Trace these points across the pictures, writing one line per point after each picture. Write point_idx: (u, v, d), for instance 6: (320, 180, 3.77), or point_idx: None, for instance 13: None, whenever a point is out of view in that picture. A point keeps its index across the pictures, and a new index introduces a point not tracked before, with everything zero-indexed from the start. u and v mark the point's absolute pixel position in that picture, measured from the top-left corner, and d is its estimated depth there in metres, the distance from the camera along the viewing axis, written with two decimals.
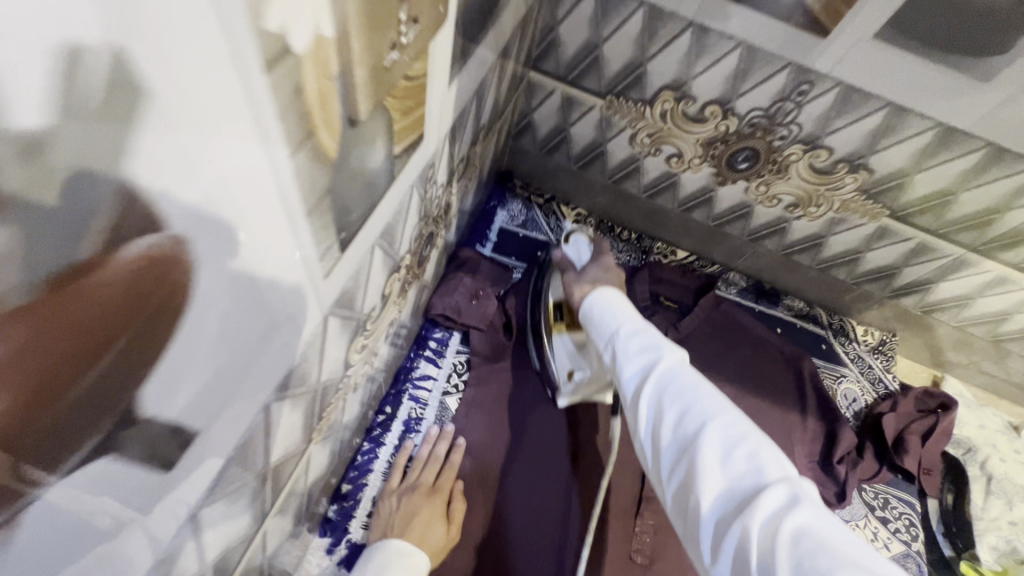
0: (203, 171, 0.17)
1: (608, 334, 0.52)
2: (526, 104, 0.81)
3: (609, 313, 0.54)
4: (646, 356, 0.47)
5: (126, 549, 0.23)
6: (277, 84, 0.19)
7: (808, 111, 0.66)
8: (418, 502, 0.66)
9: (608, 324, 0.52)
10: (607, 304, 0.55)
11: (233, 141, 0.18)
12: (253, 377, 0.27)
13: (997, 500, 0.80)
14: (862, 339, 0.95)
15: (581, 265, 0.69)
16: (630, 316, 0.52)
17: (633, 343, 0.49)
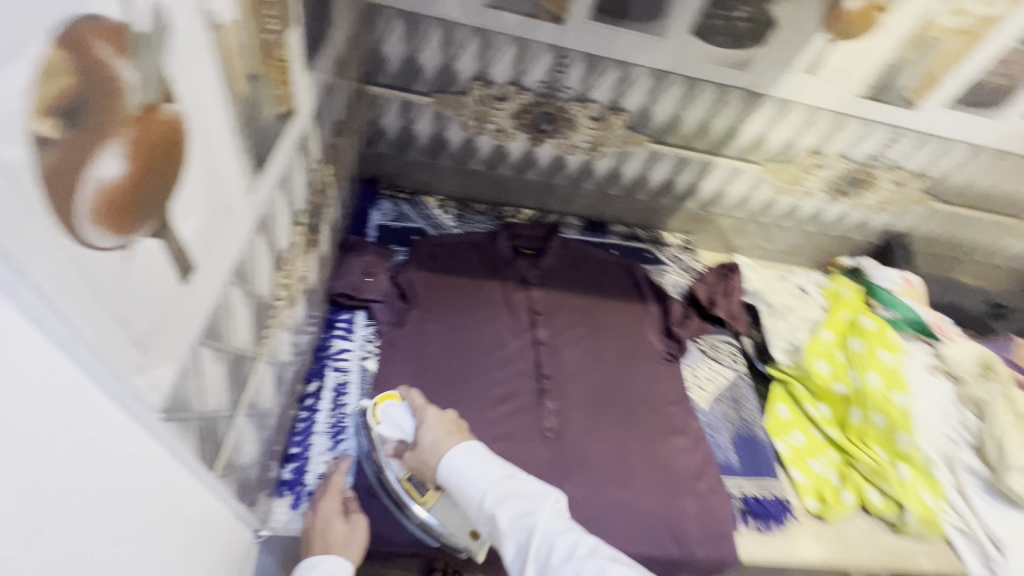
0: (197, 77, 0.34)
1: (479, 504, 0.60)
2: (373, 113, 1.00)
3: (471, 476, 0.62)
4: (524, 520, 0.57)
5: (167, 331, 0.36)
6: (219, 37, 0.36)
7: (572, 76, 0.94)
8: (330, 519, 0.71)
9: (476, 493, 0.60)
10: (468, 464, 0.63)
11: (206, 66, 0.35)
12: (216, 248, 0.42)
13: (777, 317, 1.12)
14: (671, 242, 1.26)
15: (405, 435, 0.72)
16: (490, 476, 0.61)
17: (506, 513, 0.58)
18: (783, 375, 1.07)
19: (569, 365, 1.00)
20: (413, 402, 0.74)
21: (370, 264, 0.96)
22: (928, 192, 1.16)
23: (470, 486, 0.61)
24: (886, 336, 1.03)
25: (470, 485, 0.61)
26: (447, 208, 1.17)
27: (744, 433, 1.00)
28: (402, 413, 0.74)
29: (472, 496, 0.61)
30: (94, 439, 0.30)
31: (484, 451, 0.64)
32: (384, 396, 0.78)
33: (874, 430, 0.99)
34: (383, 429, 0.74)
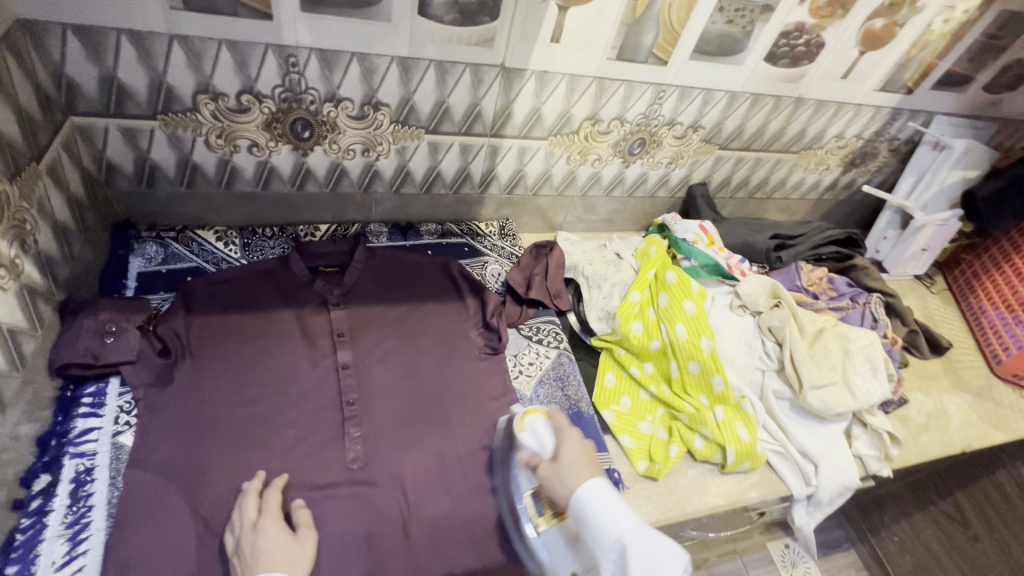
0: None
1: (610, 550, 0.61)
2: (90, 149, 0.86)
3: (607, 518, 0.63)
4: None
5: None
6: None
7: (310, 76, 0.86)
8: (273, 534, 0.68)
9: (612, 538, 0.62)
10: (598, 505, 0.65)
11: None
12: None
13: (594, 288, 1.13)
14: (488, 231, 1.23)
15: (546, 452, 0.75)
16: (624, 520, 0.63)
17: (635, 568, 0.58)
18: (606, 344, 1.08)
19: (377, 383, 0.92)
20: (560, 427, 0.77)
21: (107, 322, 0.81)
22: (709, 141, 1.22)
23: (603, 528, 0.63)
24: (687, 284, 1.05)
25: (602, 528, 0.63)
26: (228, 238, 1.05)
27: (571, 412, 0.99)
28: (545, 431, 0.77)
29: (603, 539, 0.62)
30: None
31: (615, 493, 0.66)
32: (529, 409, 0.82)
33: (691, 378, 1.01)
34: (526, 437, 0.78)
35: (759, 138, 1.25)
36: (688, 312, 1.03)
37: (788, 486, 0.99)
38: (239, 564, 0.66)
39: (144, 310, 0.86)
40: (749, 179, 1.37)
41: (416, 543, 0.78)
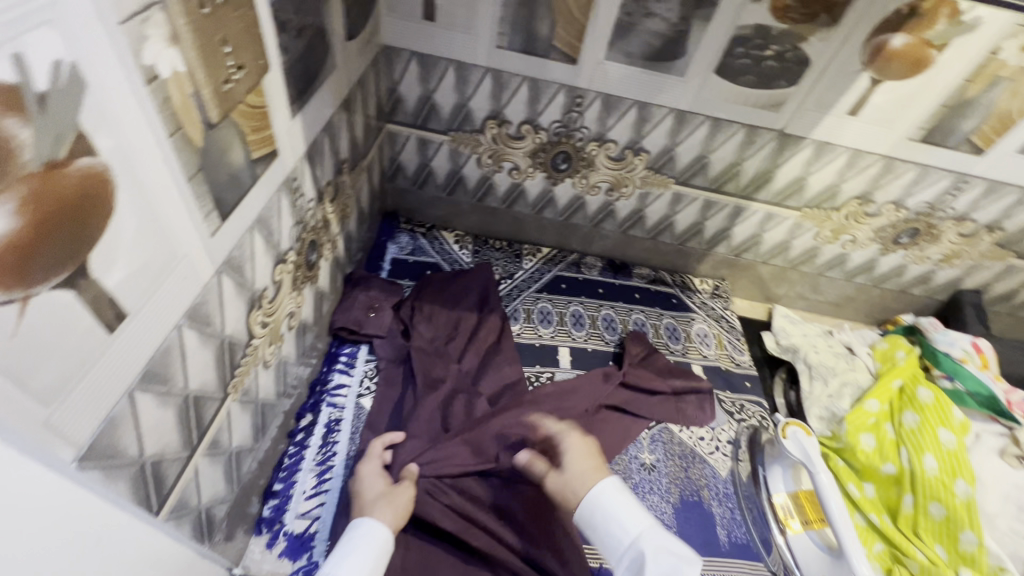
0: (122, 138, 0.34)
1: (625, 553, 0.54)
2: (392, 150, 1.02)
3: (619, 520, 0.56)
4: None
5: (87, 379, 0.36)
6: (157, 94, 0.36)
7: (589, 116, 0.91)
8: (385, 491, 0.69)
9: (623, 538, 0.54)
10: (609, 505, 0.57)
11: (142, 124, 0.35)
12: (151, 292, 0.40)
13: (818, 380, 1.02)
14: (701, 289, 1.19)
15: (807, 462, 0.81)
16: (630, 521, 0.55)
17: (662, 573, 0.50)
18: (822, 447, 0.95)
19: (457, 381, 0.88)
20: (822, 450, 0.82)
21: (376, 297, 0.96)
22: (1003, 246, 1.01)
23: (618, 529, 0.55)
24: (946, 410, 0.89)
25: (617, 530, 0.55)
26: (464, 243, 1.15)
27: (759, 511, 0.88)
28: (810, 445, 0.82)
29: (618, 542, 0.55)
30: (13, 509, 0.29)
31: (630, 492, 0.58)
32: (791, 419, 0.86)
33: (929, 523, 0.83)
34: (789, 445, 0.83)
35: None
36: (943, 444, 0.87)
37: None
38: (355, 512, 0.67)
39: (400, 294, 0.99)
40: None
41: None
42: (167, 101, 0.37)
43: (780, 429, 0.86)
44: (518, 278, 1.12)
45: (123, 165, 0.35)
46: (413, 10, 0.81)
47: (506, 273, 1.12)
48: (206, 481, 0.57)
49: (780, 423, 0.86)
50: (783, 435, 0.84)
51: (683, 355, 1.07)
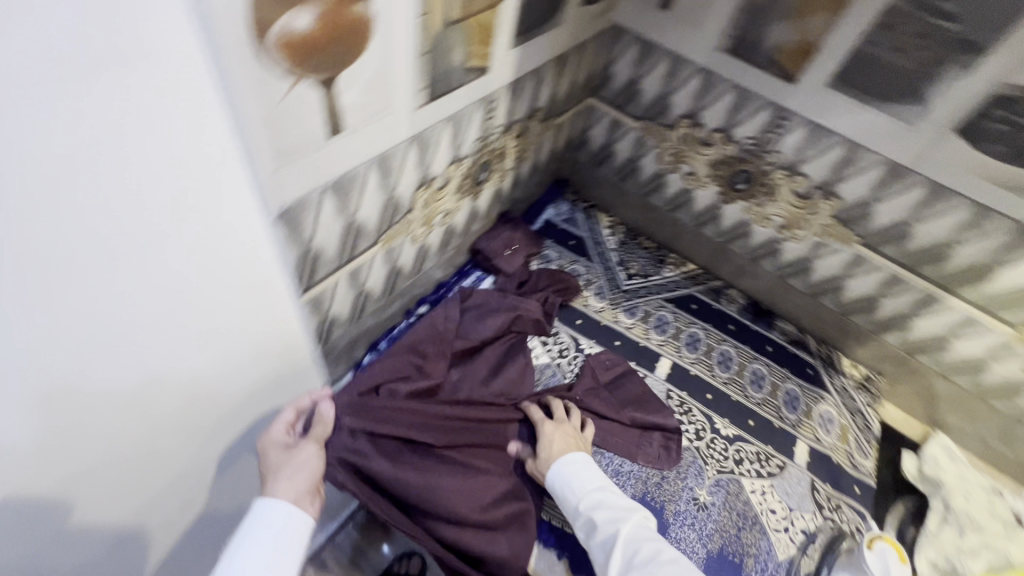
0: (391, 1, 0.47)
1: (577, 508, 0.69)
2: (585, 122, 1.10)
3: (575, 481, 0.71)
4: (612, 521, 0.66)
5: (305, 160, 0.50)
6: None
7: (787, 141, 0.87)
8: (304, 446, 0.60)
9: (575, 498, 0.70)
10: (569, 469, 0.73)
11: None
12: (359, 125, 0.53)
13: (951, 526, 0.87)
14: (848, 373, 1.04)
15: None
16: (582, 484, 0.71)
17: (600, 516, 0.67)
18: None
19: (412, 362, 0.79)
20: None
21: (512, 239, 1.06)
22: None
23: (572, 490, 0.71)
24: None
25: (571, 492, 0.71)
26: (615, 231, 1.19)
27: None
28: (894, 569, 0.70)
29: (572, 500, 0.71)
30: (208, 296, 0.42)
31: (583, 460, 0.74)
32: (882, 533, 0.74)
33: None
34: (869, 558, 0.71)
35: None
36: None
37: None
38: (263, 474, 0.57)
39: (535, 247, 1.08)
40: None
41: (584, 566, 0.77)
42: None
43: (865, 538, 0.74)
44: (652, 281, 1.13)
45: (383, 22, 0.48)
46: None
47: (642, 271, 1.14)
48: (338, 299, 0.72)
49: (867, 532, 0.74)
50: (865, 545, 0.73)
51: (792, 426, 0.97)
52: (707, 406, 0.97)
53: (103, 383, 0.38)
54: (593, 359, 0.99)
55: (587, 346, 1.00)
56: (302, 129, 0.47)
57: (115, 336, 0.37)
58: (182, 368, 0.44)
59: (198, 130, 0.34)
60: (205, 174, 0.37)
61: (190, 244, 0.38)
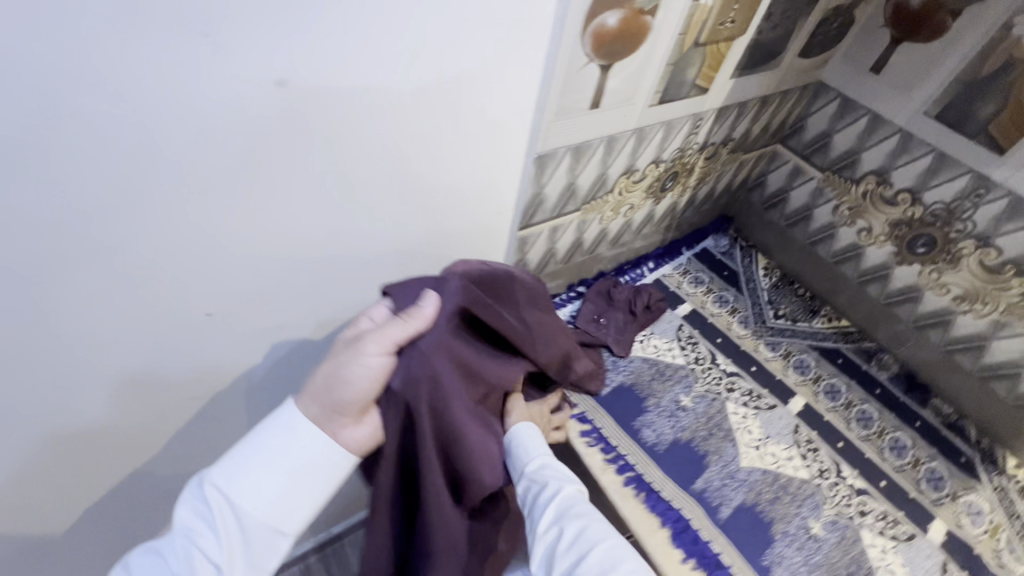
0: (665, 21, 0.64)
1: (516, 467, 0.64)
2: (767, 167, 1.19)
3: (520, 444, 0.65)
4: (552, 480, 0.61)
5: (570, 120, 0.69)
6: (690, 10, 0.66)
7: (982, 212, 0.88)
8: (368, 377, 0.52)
9: (519, 457, 0.64)
10: (518, 434, 0.66)
11: (676, 18, 0.65)
12: (608, 107, 0.71)
13: None
14: (1010, 473, 0.96)
15: None
16: (530, 446, 0.65)
17: (541, 476, 0.62)
18: None
19: (491, 313, 0.62)
20: None
21: (636, 302, 1.08)
22: None
23: (512, 451, 0.65)
24: None
25: (515, 453, 0.65)
26: (771, 273, 1.23)
27: None
28: None
29: (517, 459, 0.64)
30: (436, 185, 0.64)
31: (530, 429, 0.67)
32: None
33: None
34: None
35: None
36: None
37: None
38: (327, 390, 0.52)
39: (620, 348, 1.02)
40: None
41: (683, 539, 0.82)
42: (688, 16, 0.66)
43: None
44: (800, 327, 1.14)
45: (656, 34, 0.65)
46: (862, 60, 0.95)
47: (791, 315, 1.16)
48: (534, 247, 0.89)
49: None
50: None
51: (932, 504, 0.91)
52: (837, 452, 0.96)
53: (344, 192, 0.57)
54: (726, 375, 1.04)
55: (722, 363, 1.06)
56: (579, 96, 0.66)
57: (381, 179, 0.59)
58: (465, 228, 0.75)
59: (512, 103, 0.61)
60: (518, 123, 0.65)
61: (497, 161, 0.68)
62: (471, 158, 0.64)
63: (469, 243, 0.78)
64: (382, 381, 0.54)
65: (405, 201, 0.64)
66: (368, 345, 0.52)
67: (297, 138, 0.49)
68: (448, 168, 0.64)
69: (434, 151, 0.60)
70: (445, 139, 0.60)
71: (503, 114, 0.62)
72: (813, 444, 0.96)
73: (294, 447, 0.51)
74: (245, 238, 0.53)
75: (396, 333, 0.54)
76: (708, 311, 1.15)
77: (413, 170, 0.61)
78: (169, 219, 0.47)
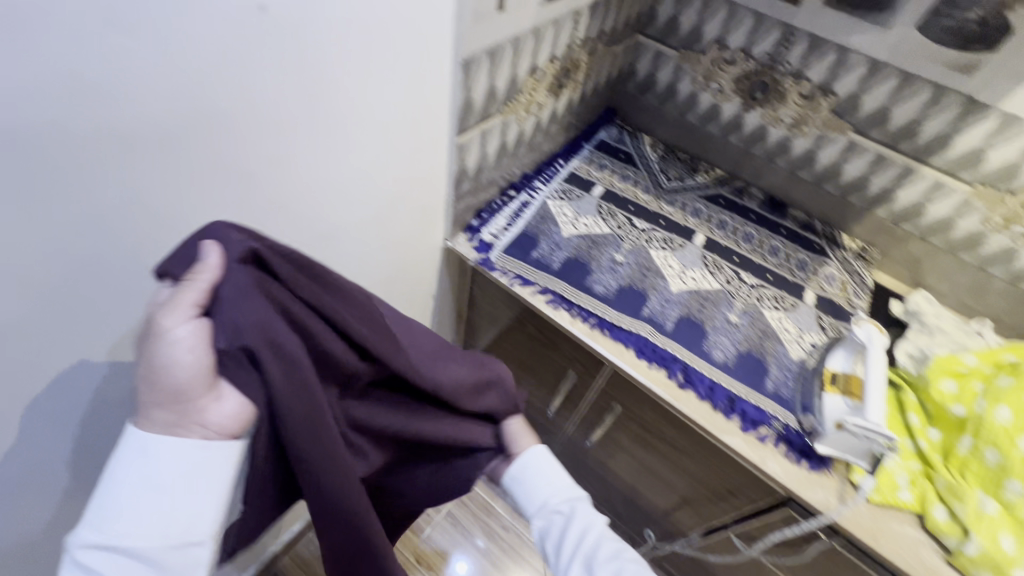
0: None
1: (542, 501, 0.79)
2: (633, 57, 1.40)
3: (541, 478, 0.80)
4: (588, 519, 0.77)
5: (485, 21, 0.80)
6: None
7: (794, 52, 1.15)
8: (176, 349, 0.47)
9: (545, 493, 0.79)
10: (542, 464, 0.81)
11: None
12: (511, 9, 0.84)
13: (924, 334, 1.09)
14: (847, 247, 1.30)
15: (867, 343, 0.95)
16: (561, 485, 0.80)
17: (578, 513, 0.78)
18: (836, 380, 0.96)
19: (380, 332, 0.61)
20: (882, 345, 0.95)
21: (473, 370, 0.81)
22: None
23: (539, 484, 0.79)
24: (1002, 391, 0.91)
25: (542, 484, 0.79)
26: (656, 148, 1.47)
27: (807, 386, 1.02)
28: (878, 339, 0.95)
29: (542, 492, 0.79)
30: (385, 87, 0.74)
31: (548, 460, 0.81)
32: (866, 320, 0.99)
33: (980, 466, 0.89)
34: (858, 331, 0.97)
35: None
36: (996, 419, 0.89)
37: None
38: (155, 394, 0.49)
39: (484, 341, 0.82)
40: None
41: (645, 351, 1.05)
42: None
43: (854, 323, 0.99)
44: (687, 183, 1.40)
45: None
46: None
47: (678, 176, 1.41)
48: (469, 153, 1.01)
49: (857, 317, 0.99)
50: (854, 324, 0.98)
51: (802, 281, 1.22)
52: (735, 264, 1.23)
53: (314, 97, 0.65)
54: (643, 232, 1.26)
55: (639, 224, 1.28)
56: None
57: (340, 83, 0.67)
58: (412, 135, 0.86)
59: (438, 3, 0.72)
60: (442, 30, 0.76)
61: (430, 66, 0.79)
62: (410, 59, 0.74)
63: (420, 153, 0.90)
64: (195, 351, 0.48)
65: (361, 109, 0.73)
66: (166, 317, 0.47)
67: (271, 42, 0.57)
68: (393, 74, 0.74)
69: (381, 54, 0.69)
70: (389, 41, 0.69)
71: (432, 14, 0.72)
72: (717, 262, 1.23)
73: (163, 457, 0.49)
74: (247, 147, 0.62)
75: (189, 297, 0.48)
76: (616, 187, 1.36)
77: (368, 80, 0.71)
78: (191, 134, 0.55)
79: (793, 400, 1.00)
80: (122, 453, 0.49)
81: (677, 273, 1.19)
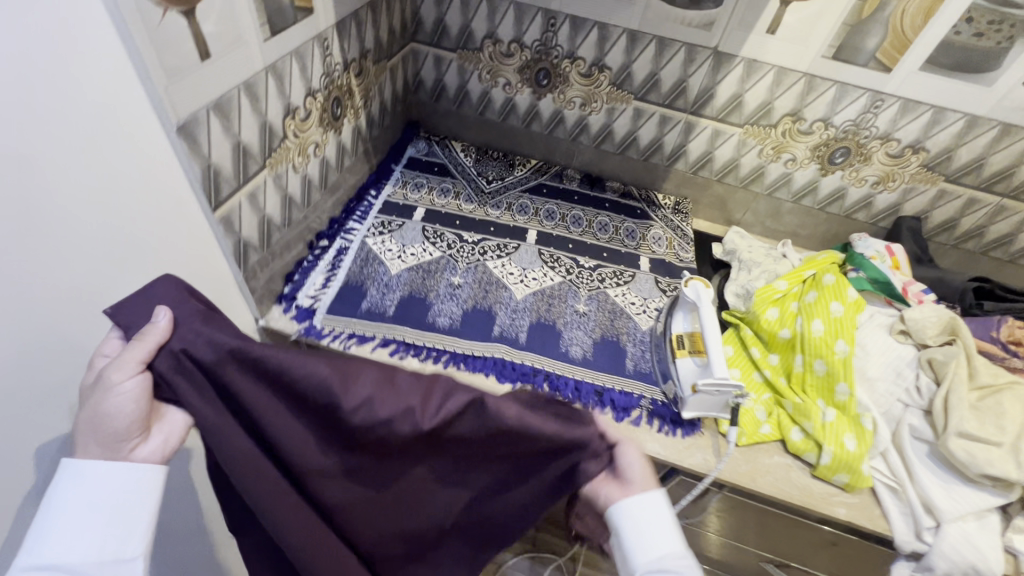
0: None
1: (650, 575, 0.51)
2: (414, 65, 1.31)
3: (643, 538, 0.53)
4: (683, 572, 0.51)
5: (189, 75, 0.65)
6: None
7: (561, 35, 1.15)
8: (122, 399, 0.48)
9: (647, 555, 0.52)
10: (642, 521, 0.53)
11: None
12: (222, 53, 0.69)
13: (744, 271, 1.18)
14: (664, 204, 1.37)
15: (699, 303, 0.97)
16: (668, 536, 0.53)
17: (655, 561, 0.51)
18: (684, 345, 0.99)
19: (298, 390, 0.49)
20: (712, 299, 0.98)
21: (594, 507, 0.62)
22: (931, 168, 1.13)
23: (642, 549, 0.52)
24: (814, 306, 1.01)
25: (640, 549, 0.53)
26: (468, 151, 1.41)
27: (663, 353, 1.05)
28: (706, 294, 0.98)
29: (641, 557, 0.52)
30: (69, 192, 0.55)
31: (662, 517, 0.53)
32: (694, 276, 1.02)
33: (813, 378, 0.98)
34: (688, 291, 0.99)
35: (1005, 180, 1.10)
36: (814, 333, 0.99)
37: (890, 524, 0.89)
38: (87, 431, 0.48)
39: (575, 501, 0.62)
40: (985, 230, 1.20)
41: (506, 373, 0.99)
42: None
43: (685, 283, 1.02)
44: (507, 181, 1.37)
45: None
46: None
47: (497, 175, 1.37)
48: (242, 222, 0.86)
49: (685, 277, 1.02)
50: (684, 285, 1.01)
51: (635, 249, 1.26)
52: (571, 251, 1.23)
53: None
54: (476, 244, 1.21)
55: (469, 238, 1.22)
56: (182, 48, 0.63)
57: None
58: (150, 232, 0.68)
59: (109, 74, 0.55)
60: (131, 102, 0.60)
61: (134, 145, 0.62)
62: (99, 150, 0.57)
63: (171, 246, 0.72)
64: (144, 406, 0.48)
65: (44, 229, 0.54)
66: (114, 371, 0.47)
67: None
68: (76, 172, 0.56)
69: (38, 154, 0.51)
70: (41, 139, 0.51)
71: (105, 90, 0.56)
72: (554, 254, 1.22)
73: (93, 485, 0.48)
74: None
75: (133, 356, 0.47)
76: (437, 205, 1.28)
77: (33, 189, 0.52)
78: None
79: (653, 372, 1.02)
80: (55, 483, 0.47)
81: (519, 279, 1.15)
